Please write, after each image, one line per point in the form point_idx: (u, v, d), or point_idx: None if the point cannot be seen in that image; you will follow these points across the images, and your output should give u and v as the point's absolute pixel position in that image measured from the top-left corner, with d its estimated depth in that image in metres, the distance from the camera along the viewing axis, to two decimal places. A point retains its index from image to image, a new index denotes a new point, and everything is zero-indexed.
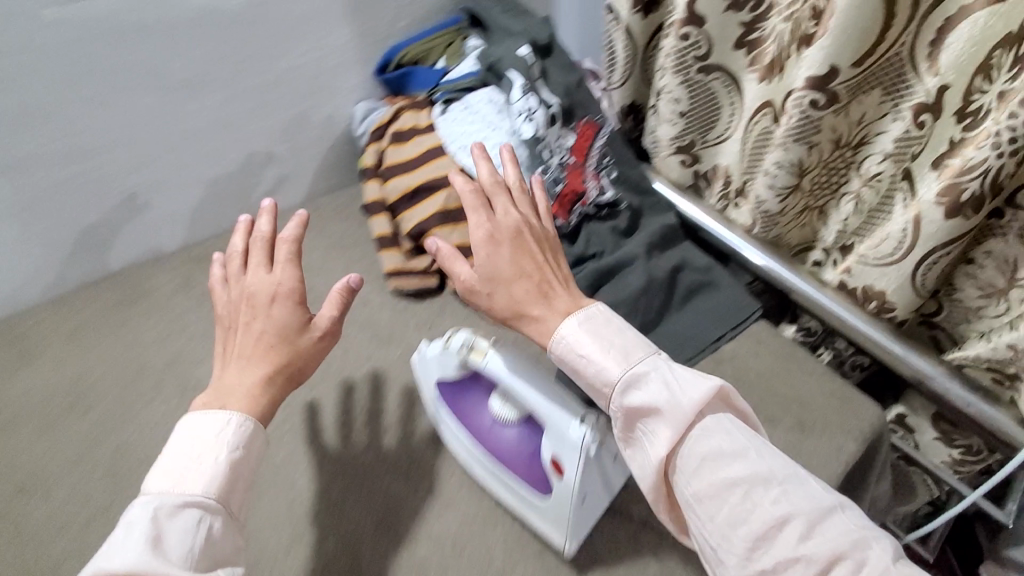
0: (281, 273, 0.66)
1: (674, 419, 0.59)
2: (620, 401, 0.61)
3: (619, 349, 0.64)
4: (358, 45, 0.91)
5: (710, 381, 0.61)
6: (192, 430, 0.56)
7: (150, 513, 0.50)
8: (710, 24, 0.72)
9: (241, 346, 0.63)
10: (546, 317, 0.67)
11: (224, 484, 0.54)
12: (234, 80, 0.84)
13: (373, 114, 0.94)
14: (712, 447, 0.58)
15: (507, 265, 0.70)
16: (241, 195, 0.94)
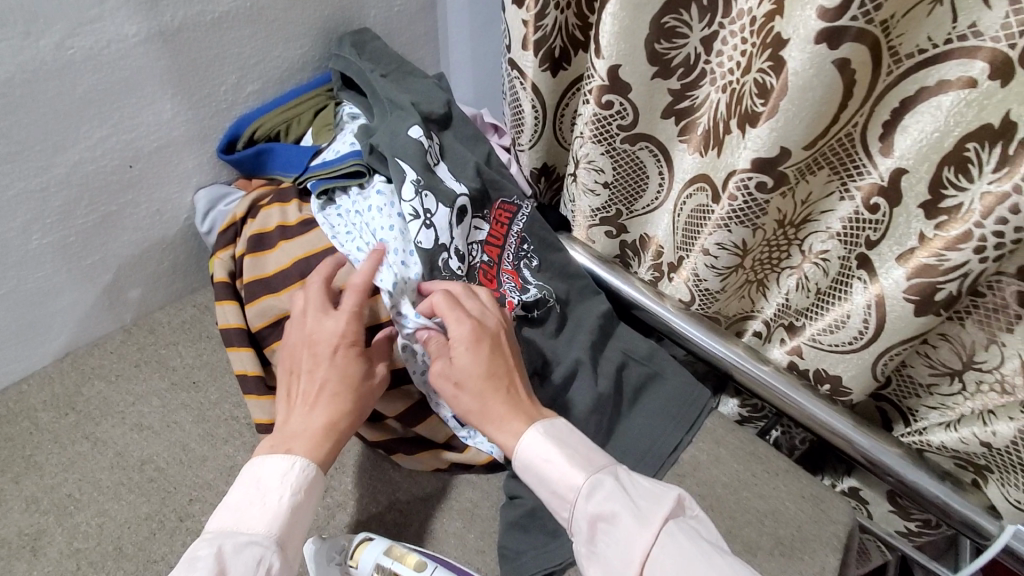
0: (346, 314, 0.58)
1: (630, 529, 0.49)
2: (583, 511, 0.51)
3: (586, 456, 0.55)
4: (193, 117, 0.69)
5: (670, 490, 0.53)
6: (257, 469, 0.51)
7: (214, 549, 0.46)
8: (635, 92, 0.67)
9: (304, 392, 0.56)
10: (508, 419, 0.57)
11: (287, 526, 0.49)
12: (54, 161, 0.60)
13: (226, 204, 0.73)
14: (677, 559, 0.47)
15: (473, 362, 0.58)
16: (81, 308, 0.69)
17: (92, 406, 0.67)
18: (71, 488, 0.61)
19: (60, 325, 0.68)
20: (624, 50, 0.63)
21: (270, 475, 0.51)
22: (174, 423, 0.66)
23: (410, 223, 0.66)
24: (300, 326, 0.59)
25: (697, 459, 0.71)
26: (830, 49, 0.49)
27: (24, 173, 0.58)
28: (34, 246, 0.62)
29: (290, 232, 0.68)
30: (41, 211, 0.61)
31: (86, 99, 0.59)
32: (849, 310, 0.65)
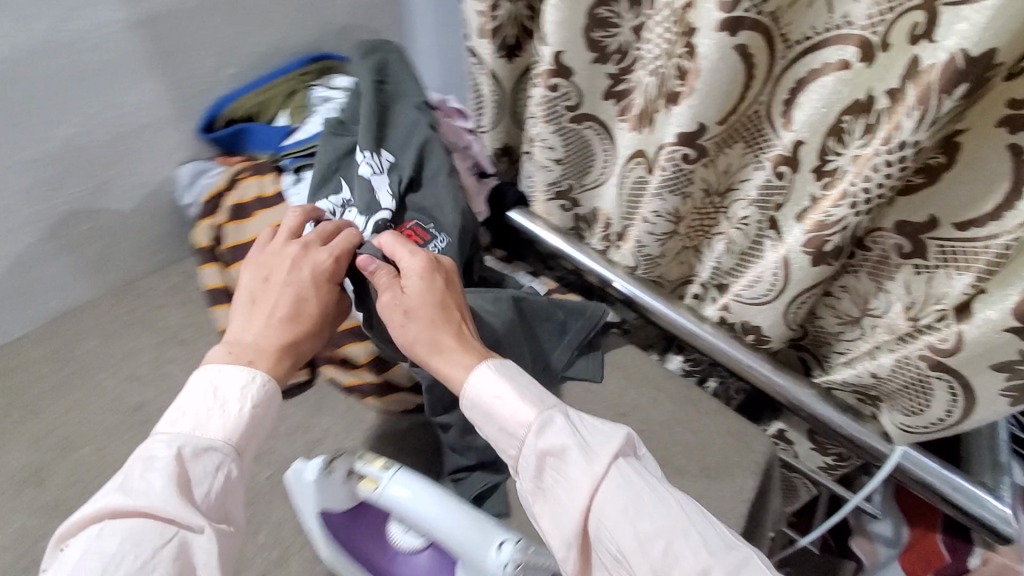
0: (335, 247, 0.62)
1: (580, 471, 0.48)
2: (531, 448, 0.51)
3: (535, 390, 0.53)
4: (177, 99, 0.75)
5: (621, 430, 0.51)
6: (215, 375, 0.53)
7: (173, 451, 0.48)
8: (578, 76, 0.76)
9: (271, 306, 0.59)
10: (453, 354, 0.56)
11: (245, 433, 0.52)
12: (46, 133, 0.66)
13: (204, 177, 0.78)
14: (626, 498, 0.47)
15: (420, 291, 0.58)
16: (69, 274, 0.75)
17: (88, 360, 0.73)
18: (70, 431, 0.67)
19: (50, 289, 0.74)
20: (567, 38, 0.72)
21: (227, 387, 0.53)
22: (163, 376, 0.72)
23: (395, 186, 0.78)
24: (285, 249, 0.62)
25: (637, 402, 0.79)
26: (730, 35, 0.58)
27: (22, 145, 0.65)
28: (27, 211, 0.68)
29: (267, 203, 0.74)
30: (36, 181, 0.67)
31: (77, 77, 0.66)
32: (763, 267, 0.74)
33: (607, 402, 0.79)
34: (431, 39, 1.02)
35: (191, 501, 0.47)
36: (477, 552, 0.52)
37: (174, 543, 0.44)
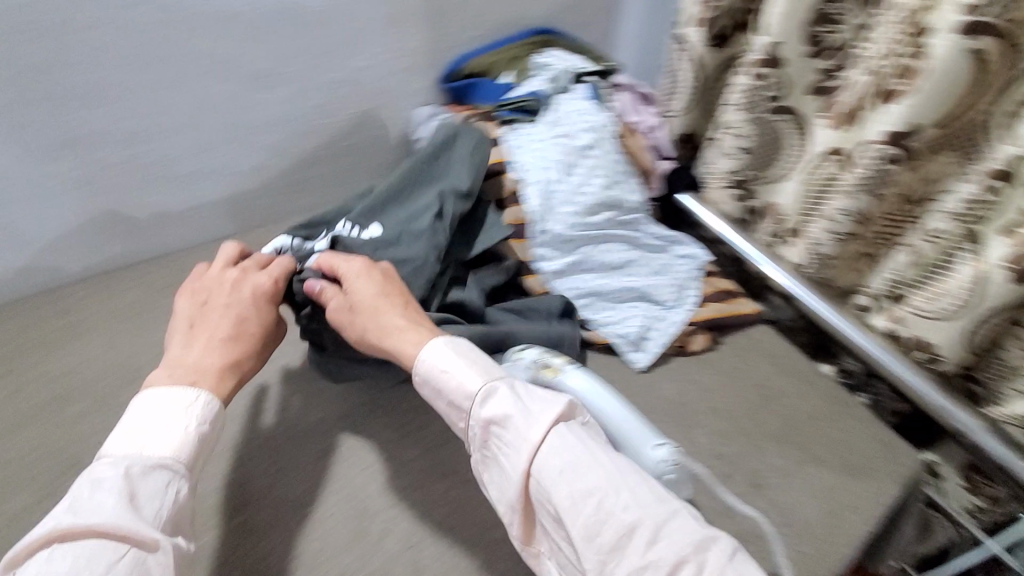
0: (272, 267, 0.67)
1: (519, 433, 0.53)
2: (477, 415, 0.55)
3: (484, 365, 0.59)
4: (432, 51, 0.91)
5: (563, 399, 0.57)
6: (154, 400, 0.54)
7: (122, 472, 0.49)
8: (788, 67, 0.80)
9: (213, 327, 0.62)
10: (405, 333, 0.62)
11: (192, 450, 0.53)
12: (344, 59, 0.83)
13: (434, 119, 0.94)
14: (562, 458, 0.52)
15: (369, 286, 0.64)
16: (319, 178, 0.92)
17: None
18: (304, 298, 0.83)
19: (303, 188, 0.91)
20: (785, 31, 0.77)
21: (171, 409, 0.54)
22: None
23: (604, 144, 0.85)
24: (221, 278, 0.66)
25: (784, 389, 0.81)
26: (972, 38, 0.60)
27: (328, 66, 0.82)
28: (315, 121, 0.86)
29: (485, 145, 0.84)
30: (325, 94, 0.84)
31: (377, 19, 0.83)
32: (952, 282, 0.73)
33: (754, 382, 0.82)
34: (634, 29, 1.13)
35: (143, 515, 0.47)
36: (638, 445, 0.56)
37: (129, 560, 0.45)
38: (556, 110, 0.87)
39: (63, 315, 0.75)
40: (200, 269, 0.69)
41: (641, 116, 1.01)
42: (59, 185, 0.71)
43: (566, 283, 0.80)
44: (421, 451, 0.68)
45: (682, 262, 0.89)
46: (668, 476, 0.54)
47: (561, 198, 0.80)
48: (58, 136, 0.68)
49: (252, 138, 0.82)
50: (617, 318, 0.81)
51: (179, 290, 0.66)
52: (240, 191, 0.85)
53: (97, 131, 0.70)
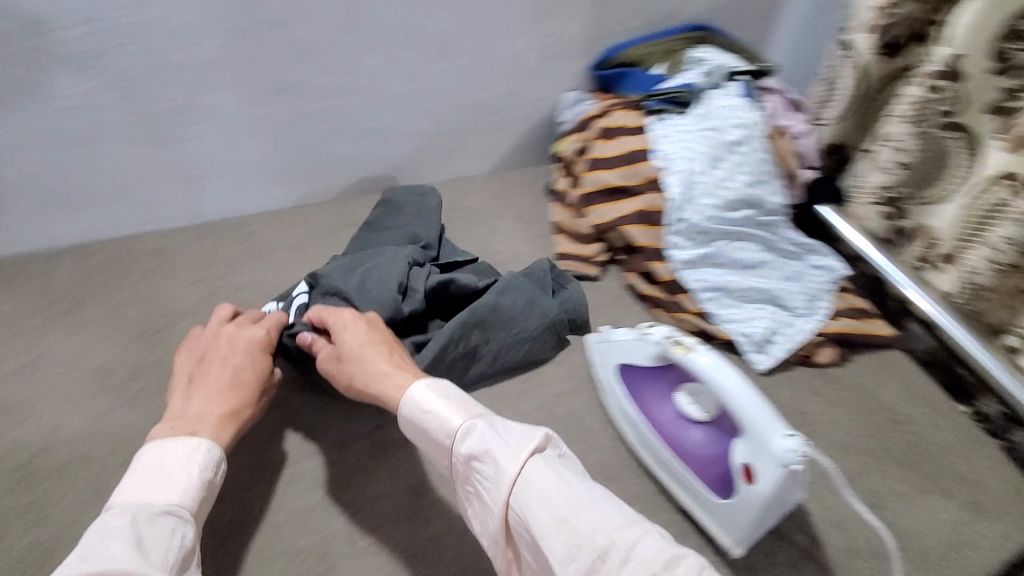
0: (267, 325, 0.65)
1: (495, 468, 0.47)
2: (456, 454, 0.50)
3: (464, 401, 0.53)
4: (590, 38, 0.95)
5: (538, 428, 0.50)
6: (162, 448, 0.51)
7: (126, 521, 0.45)
8: (967, 82, 0.76)
9: (210, 378, 0.58)
10: (395, 377, 0.57)
11: (196, 498, 0.49)
12: (510, 39, 0.89)
13: (581, 104, 0.97)
14: (542, 487, 0.46)
15: (361, 333, 0.62)
16: (470, 148, 0.99)
17: (463, 212, 0.97)
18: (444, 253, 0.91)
19: (453, 155, 0.99)
20: (970, 46, 0.74)
21: (173, 458, 0.50)
22: (511, 239, 0.94)
23: (754, 141, 0.85)
24: (213, 333, 0.63)
25: (913, 417, 0.78)
26: None
27: (496, 45, 0.88)
28: (476, 96, 0.93)
29: (629, 131, 0.87)
30: (488, 71, 0.91)
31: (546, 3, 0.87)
32: None
33: (880, 405, 0.79)
34: (790, 32, 1.12)
35: (150, 558, 0.44)
36: (763, 432, 0.55)
37: None
38: (708, 103, 0.87)
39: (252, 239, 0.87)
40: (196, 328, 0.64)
41: (789, 121, 0.98)
42: (265, 127, 0.83)
43: (696, 274, 0.82)
44: (539, 406, 0.73)
45: (817, 273, 0.86)
46: (794, 466, 0.54)
47: (702, 188, 0.82)
48: (272, 86, 0.79)
49: (419, 105, 0.90)
50: (743, 316, 0.80)
51: (179, 348, 0.63)
52: (402, 151, 0.94)
53: (301, 84, 0.80)
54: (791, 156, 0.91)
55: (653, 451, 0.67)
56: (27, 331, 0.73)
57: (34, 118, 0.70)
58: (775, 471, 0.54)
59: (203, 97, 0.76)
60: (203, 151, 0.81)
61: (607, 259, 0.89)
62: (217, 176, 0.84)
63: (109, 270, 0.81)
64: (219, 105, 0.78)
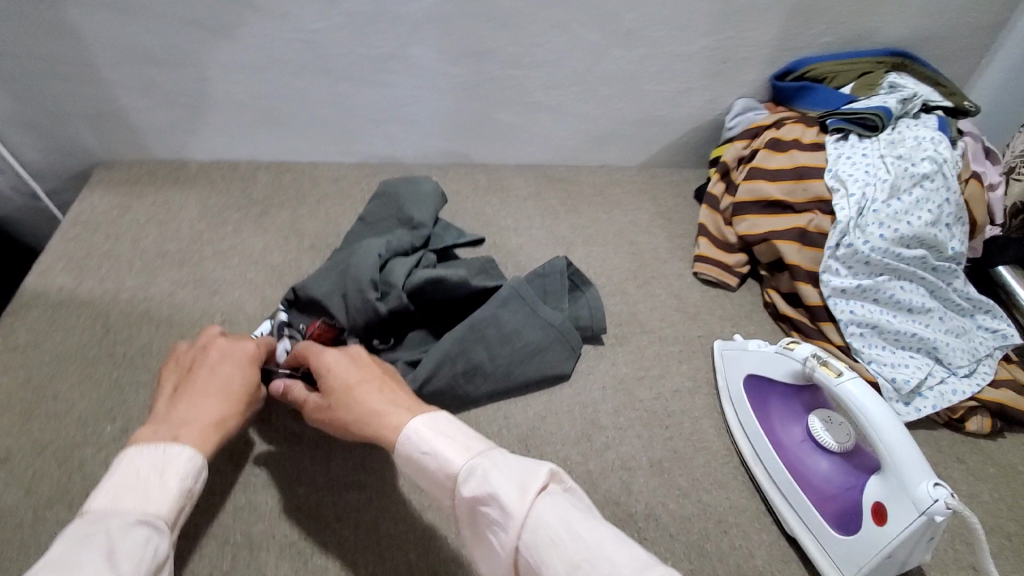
0: (256, 342, 0.62)
1: (502, 513, 0.39)
2: (461, 500, 0.42)
3: (467, 436, 0.45)
4: (778, 47, 0.91)
5: (543, 462, 0.41)
6: (139, 458, 0.47)
7: (100, 530, 0.41)
8: None
9: (198, 386, 0.55)
10: (389, 415, 0.49)
11: (174, 507, 0.45)
12: (696, 38, 0.88)
13: (751, 113, 0.95)
14: (550, 529, 0.37)
15: (349, 371, 0.55)
16: (628, 139, 1.01)
17: (608, 199, 0.99)
18: (585, 232, 0.93)
19: (611, 143, 1.01)
20: None
21: (150, 467, 0.46)
22: (652, 232, 0.94)
23: (944, 179, 0.79)
24: (199, 346, 0.60)
25: None
26: None
27: (680, 41, 0.88)
28: (647, 89, 0.93)
29: (803, 146, 0.84)
30: (666, 67, 0.91)
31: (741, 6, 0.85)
32: None
33: None
34: (1003, 75, 1.01)
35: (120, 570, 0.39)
36: (911, 475, 0.53)
37: None
38: (899, 133, 0.83)
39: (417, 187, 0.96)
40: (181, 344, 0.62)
41: (986, 168, 0.88)
42: (451, 86, 0.89)
43: (848, 304, 0.77)
44: (655, 396, 0.73)
45: (984, 335, 0.79)
46: (937, 516, 0.51)
47: (877, 217, 0.77)
48: (466, 50, 0.85)
49: (590, 89, 0.92)
50: (892, 359, 0.75)
51: (165, 361, 0.60)
52: (564, 130, 0.98)
53: (489, 51, 0.85)
54: (982, 207, 0.83)
55: (768, 467, 0.65)
56: (229, 223, 0.88)
57: (268, 46, 0.81)
58: (914, 516, 0.52)
59: (405, 49, 0.84)
60: (393, 98, 0.90)
61: (747, 272, 0.87)
62: (398, 123, 0.93)
63: (299, 196, 0.93)
64: (418, 59, 0.85)
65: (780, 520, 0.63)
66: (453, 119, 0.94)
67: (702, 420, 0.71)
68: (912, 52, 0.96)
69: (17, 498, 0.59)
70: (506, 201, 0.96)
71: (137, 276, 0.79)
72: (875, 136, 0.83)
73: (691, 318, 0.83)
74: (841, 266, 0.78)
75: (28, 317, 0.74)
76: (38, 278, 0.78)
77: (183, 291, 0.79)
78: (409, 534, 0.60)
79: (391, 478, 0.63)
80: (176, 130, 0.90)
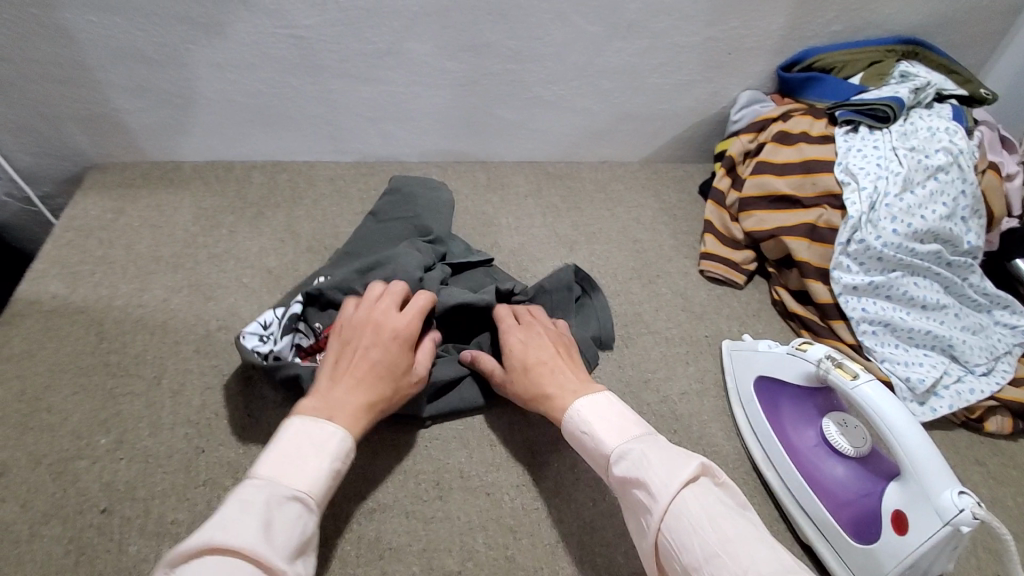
0: (412, 316, 0.60)
1: (649, 498, 0.45)
2: (614, 478, 0.49)
3: (622, 423, 0.52)
4: (785, 37, 0.89)
5: (692, 456, 0.47)
6: (302, 431, 0.49)
7: (263, 497, 0.44)
8: None
9: (356, 364, 0.56)
10: (558, 399, 0.57)
11: (326, 489, 0.47)
12: (701, 29, 0.85)
13: (757, 106, 0.93)
14: (695, 516, 0.43)
15: (525, 351, 0.61)
16: (630, 134, 0.98)
17: (611, 195, 0.97)
18: (587, 230, 0.91)
19: (613, 137, 0.98)
20: None
21: (312, 440, 0.49)
22: (656, 229, 0.92)
23: (959, 171, 0.76)
24: (366, 316, 0.59)
25: None
26: None
27: (684, 32, 0.85)
28: (650, 83, 0.91)
29: (812, 139, 0.82)
30: (670, 59, 0.88)
31: None
32: None
33: None
34: (1017, 62, 0.98)
35: (275, 542, 0.42)
36: (933, 482, 0.51)
37: None
38: (912, 123, 0.80)
39: None
40: (350, 307, 0.61)
41: (1004, 158, 0.85)
42: (448, 81, 0.87)
43: (860, 302, 0.75)
44: (662, 399, 0.71)
45: (1001, 331, 0.76)
46: (963, 527, 0.49)
47: (890, 211, 0.74)
48: (465, 44, 0.82)
49: (592, 83, 0.90)
50: (906, 358, 0.72)
51: (336, 325, 0.60)
52: (565, 126, 0.95)
53: (488, 45, 0.83)
54: (1000, 198, 0.80)
55: (781, 474, 0.63)
56: (224, 226, 0.86)
57: (263, 45, 0.79)
58: (938, 526, 0.50)
59: (402, 45, 0.81)
60: (388, 95, 0.88)
61: (755, 269, 0.84)
62: (395, 120, 0.91)
63: (295, 196, 0.91)
64: (414, 54, 0.83)
65: (794, 527, 0.61)
66: (451, 116, 0.92)
67: (710, 422, 0.69)
68: (924, 39, 0.93)
69: (13, 514, 0.58)
70: (506, 199, 0.94)
71: (132, 282, 0.78)
72: (886, 128, 0.80)
73: (697, 317, 0.80)
74: (853, 262, 0.75)
75: (22, 326, 0.72)
76: (31, 285, 0.76)
77: (179, 297, 0.77)
78: (412, 545, 0.58)
79: (393, 488, 0.61)
80: (170, 131, 0.88)
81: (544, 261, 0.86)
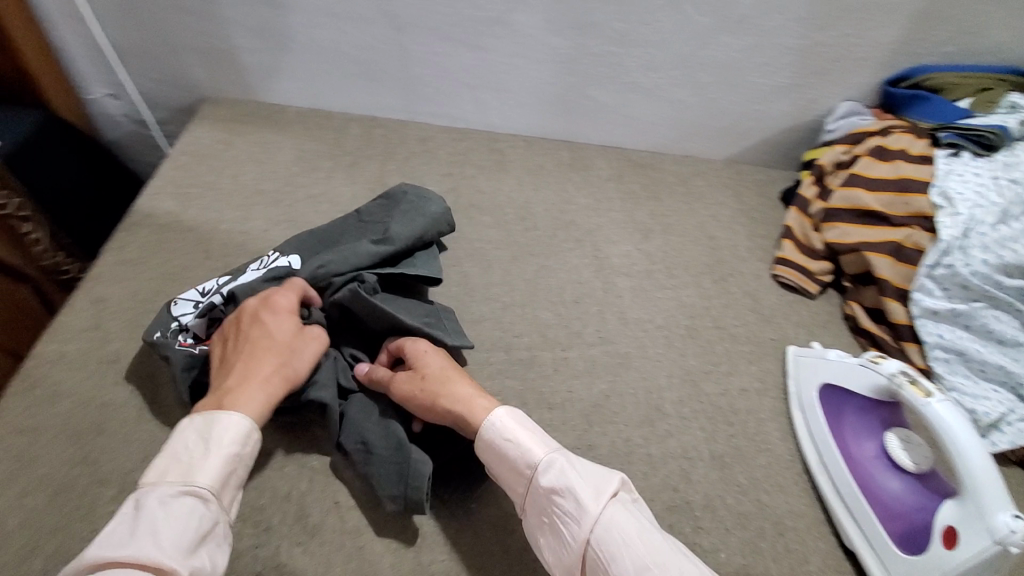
0: (283, 293, 0.64)
1: (579, 509, 0.50)
2: (539, 487, 0.52)
3: (543, 435, 0.56)
4: (895, 51, 0.87)
5: (612, 472, 0.52)
6: (190, 426, 0.52)
7: (148, 503, 0.46)
8: None
9: (238, 351, 0.59)
10: (475, 401, 0.58)
11: (219, 474, 0.49)
12: (810, 32, 0.84)
13: (857, 117, 0.90)
14: (625, 531, 0.48)
15: (434, 358, 0.63)
16: (719, 131, 0.98)
17: (691, 190, 0.97)
18: (665, 220, 0.92)
19: (701, 132, 0.99)
20: None
21: (195, 436, 0.51)
22: (734, 229, 0.93)
23: None
24: (239, 311, 0.63)
25: None
26: None
27: (791, 35, 0.85)
28: (748, 82, 0.91)
29: (910, 158, 0.80)
30: (772, 60, 0.88)
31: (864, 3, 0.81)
32: None
33: None
34: None
35: (164, 539, 0.44)
36: (989, 503, 0.52)
37: None
38: (1018, 155, 0.79)
39: (500, 159, 0.97)
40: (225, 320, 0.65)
41: None
42: (550, 56, 0.89)
43: (937, 327, 0.74)
44: (722, 391, 0.73)
45: None
46: (1011, 548, 0.51)
47: (981, 242, 0.74)
48: (573, 22, 0.84)
49: (689, 75, 0.90)
50: (975, 390, 0.72)
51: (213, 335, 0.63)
52: (656, 115, 0.96)
53: (595, 25, 0.84)
54: None
55: (834, 480, 0.64)
56: (322, 170, 0.91)
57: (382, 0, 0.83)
58: (986, 544, 0.51)
59: (512, 16, 0.84)
60: (489, 64, 0.90)
61: (829, 281, 0.84)
62: (492, 90, 0.94)
63: (389, 150, 0.95)
64: (521, 26, 0.85)
65: (839, 532, 0.63)
66: (547, 91, 0.94)
67: (766, 421, 0.71)
68: None
69: (126, 398, 0.64)
70: (588, 180, 0.96)
71: (236, 210, 0.84)
72: (990, 156, 0.79)
73: (765, 320, 0.81)
74: (936, 287, 0.75)
75: (138, 235, 0.79)
76: (148, 199, 0.83)
77: (277, 230, 0.82)
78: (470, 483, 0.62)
79: None
80: (280, 73, 0.93)
81: (619, 245, 0.88)
